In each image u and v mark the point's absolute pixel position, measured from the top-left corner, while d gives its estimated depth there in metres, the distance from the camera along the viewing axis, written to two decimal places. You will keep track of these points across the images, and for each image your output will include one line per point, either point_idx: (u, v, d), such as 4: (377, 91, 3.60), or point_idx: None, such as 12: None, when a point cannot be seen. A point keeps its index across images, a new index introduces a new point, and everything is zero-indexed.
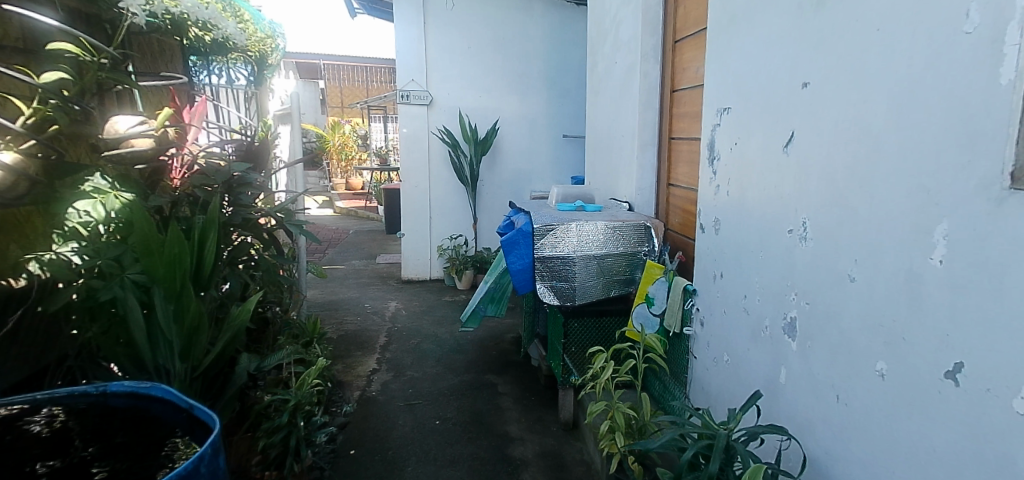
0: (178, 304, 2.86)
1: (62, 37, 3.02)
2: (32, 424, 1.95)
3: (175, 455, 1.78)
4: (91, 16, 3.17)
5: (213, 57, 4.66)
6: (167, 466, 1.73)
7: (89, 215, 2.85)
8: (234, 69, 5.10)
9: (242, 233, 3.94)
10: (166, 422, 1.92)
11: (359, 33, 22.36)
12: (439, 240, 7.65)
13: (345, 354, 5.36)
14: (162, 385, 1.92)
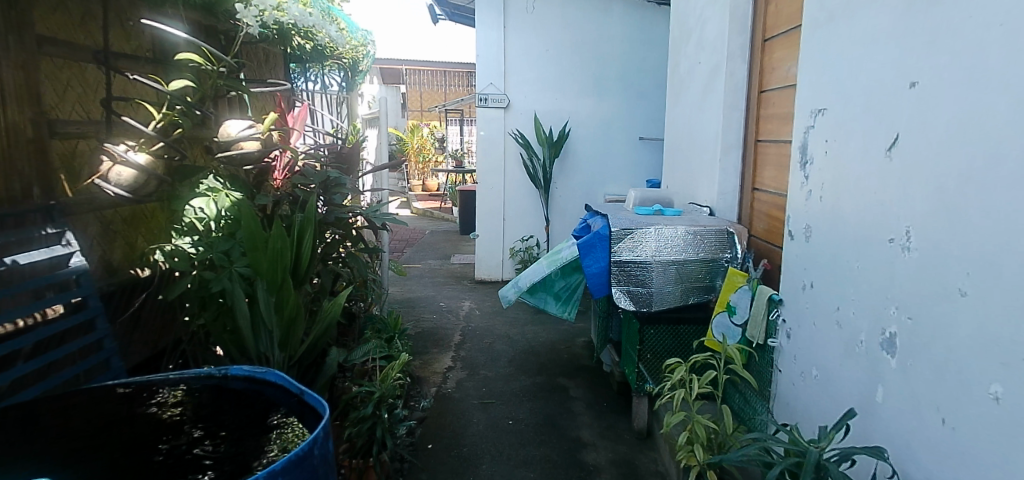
0: (278, 297, 3.05)
1: (182, 47, 3.29)
2: (153, 401, 2.12)
3: (286, 431, 1.89)
4: (201, 27, 3.43)
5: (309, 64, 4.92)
6: (277, 441, 1.84)
7: (203, 212, 3.14)
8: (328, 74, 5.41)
9: (333, 231, 4.13)
10: (277, 404, 2.06)
11: (439, 37, 22.86)
12: (512, 242, 7.71)
13: (421, 351, 5.50)
14: (277, 370, 2.10)
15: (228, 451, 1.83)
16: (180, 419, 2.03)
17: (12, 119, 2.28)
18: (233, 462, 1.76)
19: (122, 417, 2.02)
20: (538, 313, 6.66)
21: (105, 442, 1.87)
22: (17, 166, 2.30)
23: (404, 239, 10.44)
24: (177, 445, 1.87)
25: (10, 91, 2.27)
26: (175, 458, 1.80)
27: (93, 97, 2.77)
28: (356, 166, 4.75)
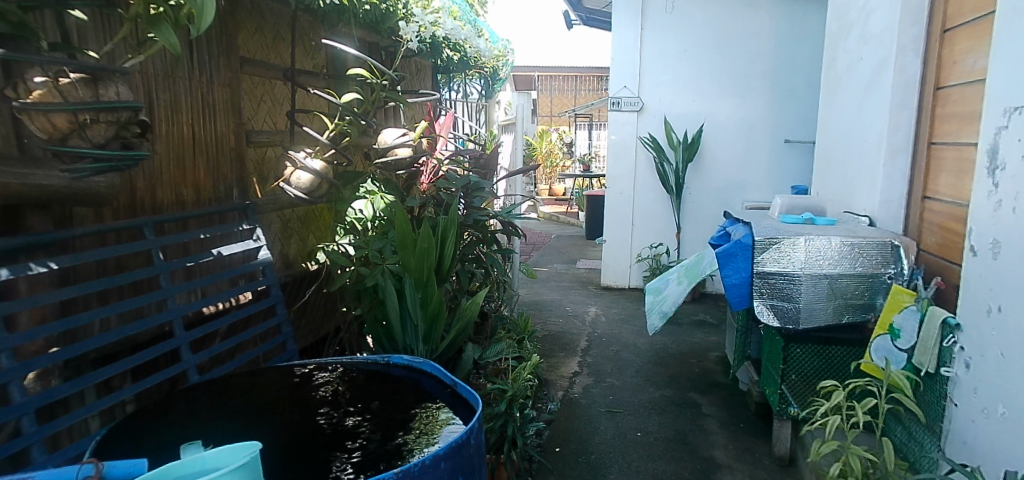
0: (424, 293, 3.23)
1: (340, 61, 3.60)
2: (321, 378, 2.33)
3: (438, 414, 2.00)
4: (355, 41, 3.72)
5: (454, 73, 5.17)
6: (427, 421, 1.94)
7: (362, 213, 3.49)
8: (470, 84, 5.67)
9: (470, 233, 4.26)
10: (432, 393, 2.19)
11: (570, 41, 22.89)
12: (640, 249, 7.53)
13: (548, 354, 5.54)
14: (434, 362, 2.25)
15: (378, 429, 1.93)
16: (339, 397, 2.17)
17: (219, 131, 2.64)
18: (384, 440, 1.85)
19: (291, 386, 2.24)
20: (667, 323, 6.44)
21: (280, 403, 2.09)
22: (221, 170, 2.65)
23: (531, 242, 10.59)
24: (338, 413, 2.04)
25: (218, 106, 2.63)
26: (332, 429, 1.93)
27: (278, 111, 3.14)
28: (491, 171, 4.89)
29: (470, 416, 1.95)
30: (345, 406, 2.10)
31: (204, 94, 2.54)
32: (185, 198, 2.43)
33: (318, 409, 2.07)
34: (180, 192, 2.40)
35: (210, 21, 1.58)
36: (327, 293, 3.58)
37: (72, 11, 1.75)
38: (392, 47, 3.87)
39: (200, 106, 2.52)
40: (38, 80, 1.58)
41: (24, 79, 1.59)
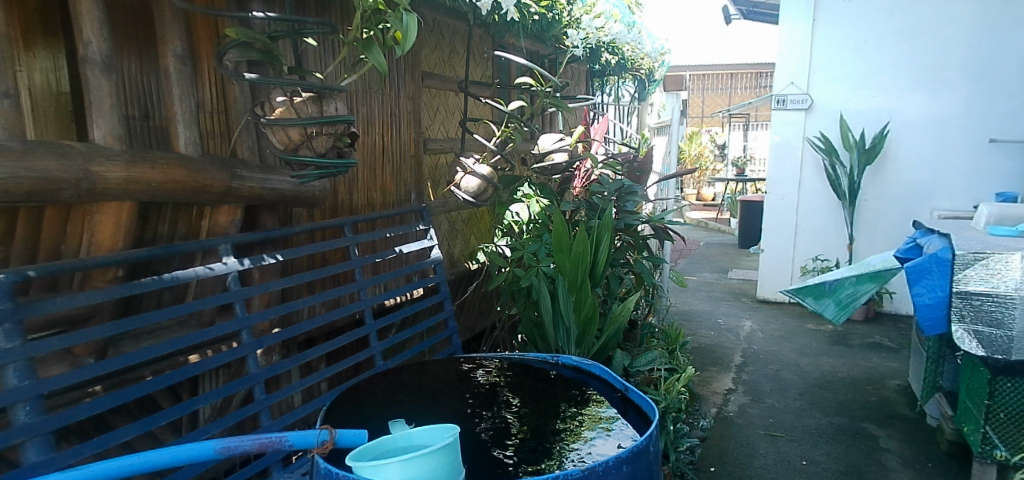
0: (578, 297, 3.21)
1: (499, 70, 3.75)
2: (487, 370, 2.40)
3: (606, 419, 1.97)
4: (514, 49, 3.84)
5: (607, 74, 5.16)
6: (594, 427, 1.92)
7: (519, 217, 3.66)
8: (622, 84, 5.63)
9: (622, 237, 4.11)
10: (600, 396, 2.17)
11: (723, 38, 21.72)
12: (803, 261, 6.88)
13: (699, 368, 5.28)
14: (602, 365, 2.22)
15: (540, 430, 1.94)
16: (497, 392, 2.24)
17: (403, 140, 2.90)
18: (546, 441, 1.86)
19: (456, 375, 2.35)
20: (836, 344, 5.86)
21: (450, 393, 2.20)
22: (403, 175, 2.91)
23: (678, 248, 10.17)
24: (503, 409, 2.08)
25: (403, 117, 2.89)
26: (497, 425, 1.98)
27: (446, 119, 3.37)
28: (643, 176, 4.79)
29: (643, 426, 1.89)
30: (504, 401, 2.15)
31: (393, 106, 2.80)
32: (375, 200, 2.72)
33: (477, 402, 2.15)
34: (371, 195, 2.69)
35: (413, 41, 1.75)
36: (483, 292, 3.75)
37: (307, 38, 1.98)
38: (553, 54, 3.97)
39: (389, 118, 2.78)
40: (280, 99, 1.86)
41: (270, 99, 1.89)
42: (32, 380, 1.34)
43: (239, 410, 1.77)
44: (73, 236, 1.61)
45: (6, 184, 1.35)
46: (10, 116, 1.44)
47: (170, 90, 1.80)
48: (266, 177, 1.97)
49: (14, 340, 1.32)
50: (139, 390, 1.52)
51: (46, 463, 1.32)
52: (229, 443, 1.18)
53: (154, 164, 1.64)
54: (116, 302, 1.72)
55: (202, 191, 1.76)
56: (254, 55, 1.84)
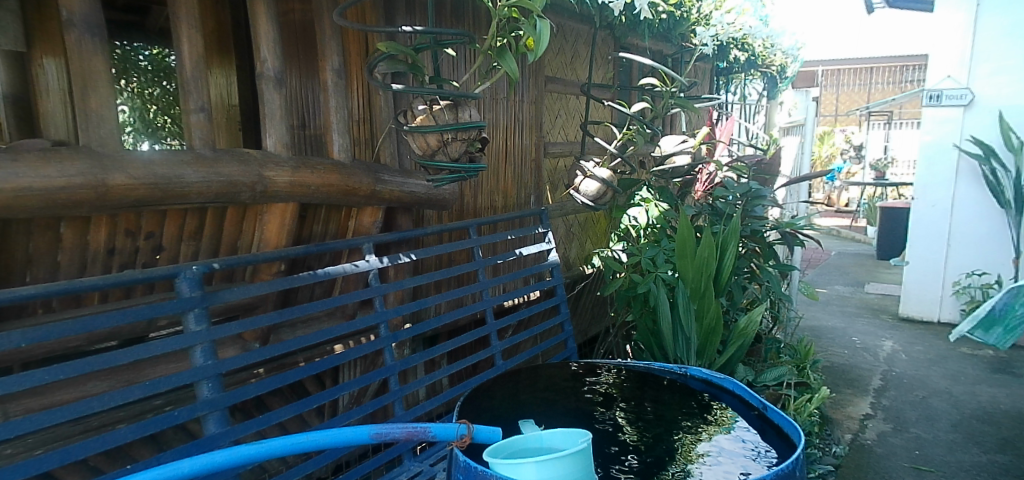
0: (700, 305, 3.08)
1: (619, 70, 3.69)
2: (611, 373, 2.38)
3: (741, 434, 1.89)
4: (637, 49, 3.77)
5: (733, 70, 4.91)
6: (727, 440, 1.85)
7: (636, 222, 3.66)
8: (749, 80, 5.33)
9: (748, 244, 3.88)
10: (733, 411, 2.09)
11: (863, 31, 19.91)
12: (955, 276, 6.10)
13: (831, 389, 4.87)
14: (736, 380, 2.15)
15: (668, 436, 1.90)
16: (620, 395, 2.21)
17: (525, 144, 2.95)
18: (675, 448, 1.82)
19: (573, 377, 2.36)
20: (998, 372, 5.16)
21: (573, 392, 2.21)
22: (524, 178, 2.96)
23: (806, 258, 9.43)
24: (629, 412, 2.06)
25: (526, 122, 2.94)
26: (623, 426, 1.96)
27: (567, 122, 3.40)
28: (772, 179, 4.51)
29: (786, 450, 1.77)
30: (627, 408, 2.09)
31: (516, 111, 2.86)
32: (497, 203, 2.80)
33: (598, 407, 2.11)
34: (494, 199, 2.77)
35: (546, 46, 1.77)
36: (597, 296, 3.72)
37: (447, 49, 2.07)
38: (678, 53, 3.85)
39: (513, 123, 2.85)
40: (421, 107, 1.99)
41: (412, 108, 2.02)
42: (214, 360, 1.52)
43: (377, 399, 1.90)
44: (247, 233, 1.79)
45: (199, 187, 1.54)
46: (204, 127, 1.64)
47: (327, 101, 1.99)
48: (404, 181, 2.11)
49: (202, 324, 1.51)
50: (296, 374, 1.68)
51: (222, 435, 1.50)
52: (381, 430, 1.27)
53: (314, 169, 1.81)
54: (279, 292, 1.95)
55: (351, 193, 1.92)
56: (400, 68, 1.98)
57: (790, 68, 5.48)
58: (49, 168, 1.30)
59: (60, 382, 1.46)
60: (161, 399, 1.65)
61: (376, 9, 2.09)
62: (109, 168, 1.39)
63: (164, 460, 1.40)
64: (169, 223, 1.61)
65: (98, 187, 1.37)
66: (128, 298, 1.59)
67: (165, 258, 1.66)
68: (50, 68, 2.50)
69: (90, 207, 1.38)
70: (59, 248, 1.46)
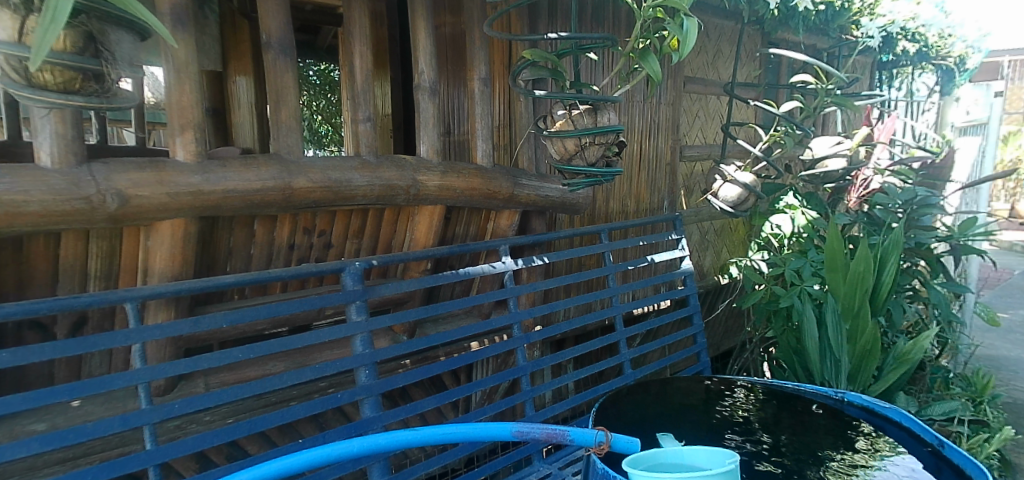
0: (853, 325, 2.79)
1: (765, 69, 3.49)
2: (752, 390, 2.24)
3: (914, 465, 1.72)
4: (788, 45, 3.55)
5: (901, 64, 4.45)
6: (897, 468, 1.69)
7: (779, 229, 3.39)
8: (918, 75, 4.80)
9: (912, 259, 3.46)
10: (900, 442, 1.90)
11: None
12: None
13: (1014, 429, 4.22)
14: (904, 411, 1.96)
15: (823, 458, 1.76)
16: (763, 411, 2.07)
17: (660, 147, 2.88)
18: (833, 469, 1.68)
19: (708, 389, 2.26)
20: None
21: (710, 403, 2.11)
22: (658, 183, 2.89)
23: (983, 276, 8.27)
24: (775, 429, 1.93)
25: (663, 124, 2.87)
26: (770, 443, 1.84)
27: (708, 124, 3.28)
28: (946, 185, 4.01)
29: None
30: (774, 425, 1.96)
31: (654, 113, 2.80)
32: (629, 209, 2.77)
33: (743, 421, 1.99)
34: (626, 204, 2.75)
35: (693, 45, 1.75)
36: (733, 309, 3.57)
37: (589, 53, 2.07)
38: (835, 47, 3.56)
39: (649, 126, 2.80)
40: (560, 112, 2.00)
41: (551, 113, 2.04)
42: (371, 349, 1.65)
43: (510, 398, 1.95)
44: (399, 233, 1.93)
45: (364, 190, 1.69)
46: (370, 135, 1.79)
47: (473, 108, 2.08)
48: (540, 185, 2.17)
49: (362, 314, 1.64)
50: (439, 368, 1.78)
51: (375, 419, 1.62)
52: (523, 428, 1.29)
53: (460, 174, 1.91)
54: (424, 290, 2.08)
55: (492, 197, 2.01)
56: (543, 73, 2.03)
57: (971, 58, 4.84)
58: (250, 172, 1.48)
59: (248, 360, 1.69)
60: (325, 382, 1.86)
61: (522, 17, 2.17)
62: (295, 173, 1.56)
63: (328, 438, 1.55)
64: (338, 222, 1.78)
65: (285, 189, 1.54)
66: (303, 288, 1.79)
67: (333, 254, 1.84)
68: (243, 84, 3.04)
69: (278, 207, 1.55)
70: (253, 243, 1.64)
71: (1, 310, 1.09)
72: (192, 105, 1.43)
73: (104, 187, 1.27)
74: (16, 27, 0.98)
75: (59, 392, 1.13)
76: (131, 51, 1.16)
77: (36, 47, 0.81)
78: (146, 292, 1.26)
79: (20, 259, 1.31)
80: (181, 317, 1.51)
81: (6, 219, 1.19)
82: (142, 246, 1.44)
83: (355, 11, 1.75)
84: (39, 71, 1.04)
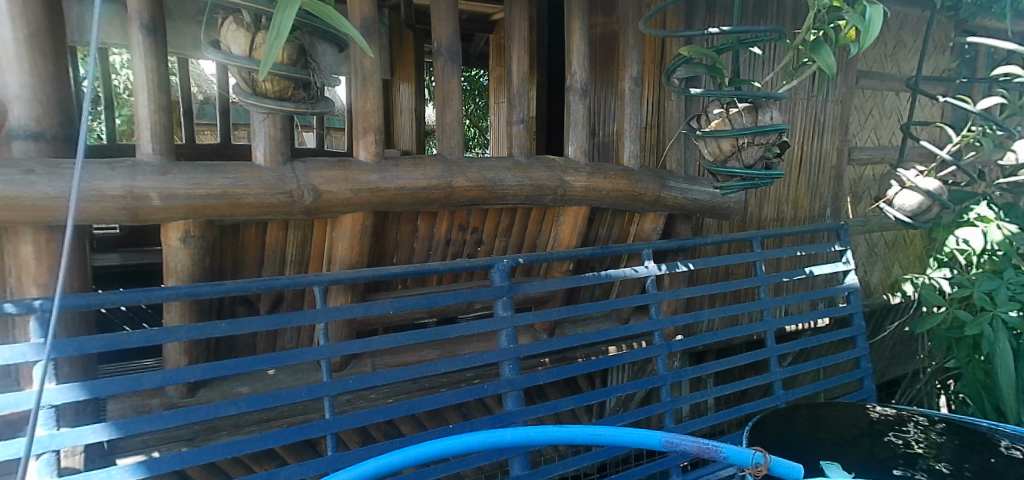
0: None
1: (957, 61, 3.08)
2: (928, 421, 1.81)
3: None
4: (989, 32, 3.10)
5: None
6: None
7: (966, 244, 2.85)
8: None
9: None
10: None
11: None
12: None
13: None
14: None
15: None
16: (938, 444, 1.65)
17: (825, 149, 2.65)
18: None
19: None
20: None
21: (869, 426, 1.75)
22: (821, 188, 2.67)
23: None
24: (950, 470, 1.51)
25: (830, 124, 2.65)
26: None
27: (883, 123, 2.96)
28: None
29: None
30: (950, 464, 1.54)
31: (819, 112, 2.59)
32: (786, 215, 2.59)
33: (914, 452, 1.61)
34: (782, 209, 2.57)
35: (877, 36, 1.59)
36: (900, 332, 3.22)
37: (752, 47, 1.94)
38: None
39: (813, 126, 2.59)
40: (716, 111, 1.91)
41: (706, 112, 1.95)
42: (515, 344, 1.70)
43: (648, 408, 1.91)
44: (544, 233, 1.97)
45: (515, 190, 1.74)
46: (523, 137, 1.84)
47: (623, 109, 2.06)
48: (689, 187, 2.10)
49: (508, 310, 1.69)
50: (579, 370, 1.78)
51: (517, 413, 1.66)
52: (673, 438, 1.19)
53: (607, 175, 1.91)
54: (566, 290, 2.11)
55: (638, 200, 1.98)
56: (699, 70, 1.94)
57: None
58: (418, 172, 1.60)
59: (407, 346, 1.83)
60: (472, 372, 1.95)
61: (679, 14, 2.12)
62: (456, 172, 1.65)
63: (475, 427, 1.62)
64: (489, 220, 1.85)
65: (447, 187, 1.63)
66: (455, 282, 1.90)
67: (484, 251, 1.92)
68: (405, 90, 3.27)
69: (439, 204, 1.65)
70: (415, 238, 1.76)
71: (229, 285, 1.27)
72: (373, 110, 1.56)
73: (302, 183, 1.44)
74: (248, 43, 1.14)
75: (261, 361, 1.28)
76: (333, 61, 1.28)
77: (265, 60, 0.99)
78: (330, 277, 1.40)
79: (237, 243, 1.52)
80: (354, 301, 1.67)
81: (229, 208, 1.38)
82: (328, 237, 1.60)
83: (516, 15, 1.81)
84: (263, 81, 1.20)
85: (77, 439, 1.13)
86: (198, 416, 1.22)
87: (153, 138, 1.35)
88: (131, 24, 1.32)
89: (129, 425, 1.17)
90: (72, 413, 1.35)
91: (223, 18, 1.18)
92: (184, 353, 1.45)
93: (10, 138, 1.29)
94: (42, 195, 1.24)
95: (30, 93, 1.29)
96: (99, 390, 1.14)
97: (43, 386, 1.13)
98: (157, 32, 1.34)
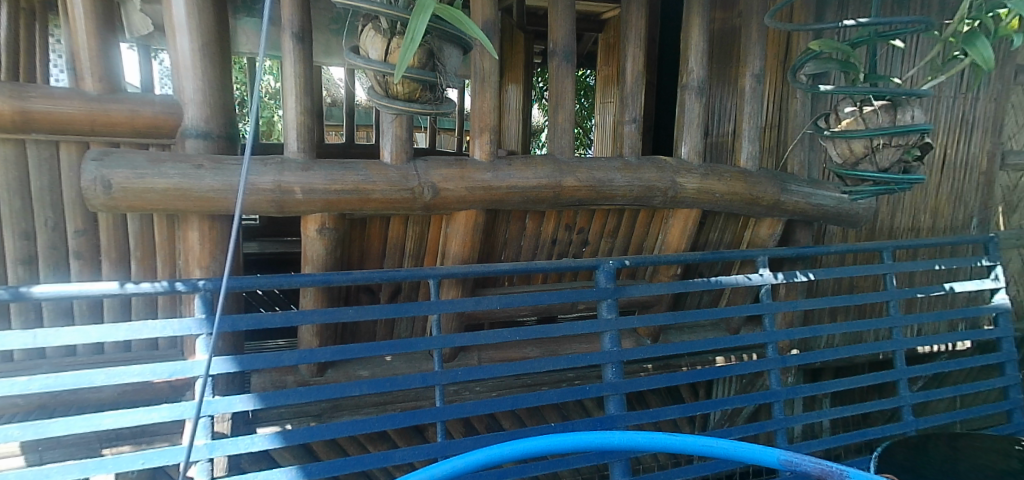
0: None
1: None
2: None
3: None
4: None
5: None
6: None
7: None
8: None
9: None
10: None
11: None
12: None
13: None
14: None
15: None
16: None
17: (973, 151, 2.39)
18: None
19: None
20: None
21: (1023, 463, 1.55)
22: (966, 196, 2.41)
23: None
24: None
25: (980, 124, 2.38)
26: None
27: None
28: None
29: None
30: None
31: (967, 111, 2.34)
32: (922, 225, 2.36)
33: None
34: (918, 218, 2.35)
35: None
36: None
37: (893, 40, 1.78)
38: None
39: (959, 125, 2.35)
40: (847, 110, 1.77)
41: (836, 111, 1.81)
42: (619, 347, 1.68)
43: (760, 423, 1.82)
44: (651, 235, 1.94)
45: (624, 190, 1.72)
46: (635, 136, 1.82)
47: (742, 108, 1.98)
48: (813, 191, 1.97)
49: (613, 312, 1.67)
50: (685, 378, 1.73)
51: (619, 417, 1.65)
52: (793, 458, 1.12)
53: (721, 177, 1.84)
54: (673, 295, 2.06)
55: (754, 203, 1.89)
56: (830, 66, 1.80)
57: None
58: (529, 171, 1.62)
59: (512, 342, 1.87)
60: (575, 373, 1.96)
61: (808, 6, 2.00)
62: (566, 172, 1.66)
63: (577, 427, 1.62)
64: (596, 221, 1.84)
65: (557, 187, 1.65)
66: (561, 281, 1.91)
67: (590, 251, 1.92)
68: (513, 92, 3.33)
69: (548, 204, 1.67)
70: (523, 236, 1.80)
71: (355, 274, 1.36)
72: (490, 110, 1.61)
73: (423, 181, 1.52)
74: (384, 48, 1.22)
75: (381, 347, 1.36)
76: (456, 65, 1.33)
77: (399, 64, 1.05)
78: (444, 271, 1.46)
79: (363, 236, 1.62)
80: (465, 295, 1.73)
81: (359, 203, 1.48)
82: (443, 232, 1.67)
83: (633, 12, 1.79)
84: (395, 83, 1.27)
85: (228, 406, 1.26)
86: (326, 394, 1.32)
87: (298, 137, 1.47)
88: (283, 33, 1.45)
89: (269, 397, 1.28)
90: (224, 383, 1.52)
91: (362, 26, 1.26)
92: (316, 335, 1.57)
93: (185, 137, 1.46)
94: (209, 188, 1.39)
95: (202, 97, 1.46)
96: (246, 364, 1.27)
97: (205, 356, 1.27)
98: (305, 41, 1.46)
